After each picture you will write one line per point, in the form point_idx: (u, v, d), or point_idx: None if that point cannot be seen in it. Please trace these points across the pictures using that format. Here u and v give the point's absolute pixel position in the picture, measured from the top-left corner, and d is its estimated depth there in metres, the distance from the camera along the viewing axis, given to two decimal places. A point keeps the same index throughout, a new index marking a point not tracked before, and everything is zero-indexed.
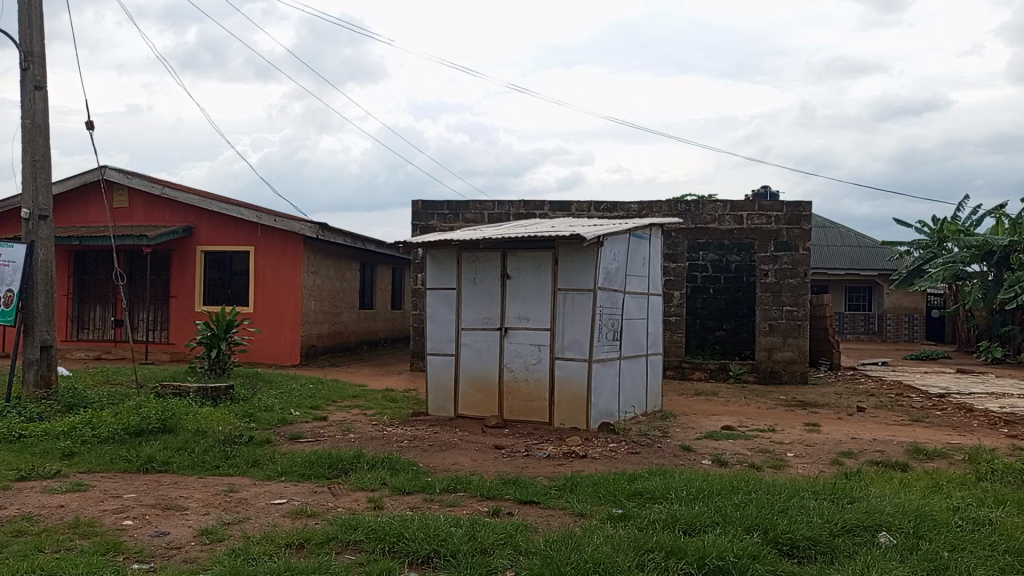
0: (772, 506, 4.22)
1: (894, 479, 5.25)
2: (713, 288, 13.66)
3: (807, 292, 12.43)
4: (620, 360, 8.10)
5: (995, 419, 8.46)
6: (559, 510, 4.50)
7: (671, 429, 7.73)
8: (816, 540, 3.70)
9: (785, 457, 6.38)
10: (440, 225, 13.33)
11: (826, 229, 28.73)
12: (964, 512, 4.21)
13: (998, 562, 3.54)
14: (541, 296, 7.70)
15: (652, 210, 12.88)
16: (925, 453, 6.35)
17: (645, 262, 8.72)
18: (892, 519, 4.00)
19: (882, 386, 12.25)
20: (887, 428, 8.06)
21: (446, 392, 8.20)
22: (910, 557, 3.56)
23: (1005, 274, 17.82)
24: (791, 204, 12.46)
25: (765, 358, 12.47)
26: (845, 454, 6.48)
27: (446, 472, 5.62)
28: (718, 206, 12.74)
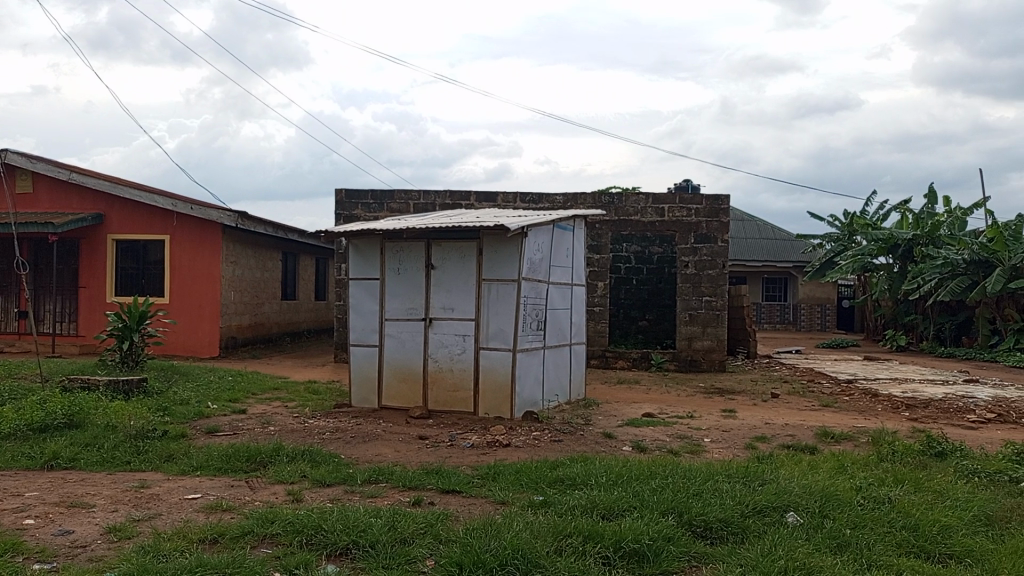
0: (688, 490, 4.34)
1: (803, 461, 5.48)
2: (636, 279, 13.92)
3: (725, 282, 12.79)
4: (544, 350, 8.18)
5: (897, 404, 8.91)
6: (481, 498, 4.53)
7: (593, 417, 7.86)
8: (728, 521, 3.83)
9: (702, 443, 6.57)
10: (364, 215, 13.16)
11: (745, 222, 29.62)
12: (865, 491, 4.43)
13: (896, 538, 3.74)
14: (465, 286, 7.69)
15: (577, 201, 13.03)
16: (832, 437, 6.64)
17: (569, 253, 8.82)
18: (799, 499, 4.17)
19: (795, 373, 12.74)
20: (798, 413, 8.39)
21: (370, 383, 8.11)
22: (815, 535, 3.73)
23: (908, 266, 18.75)
24: (710, 197, 12.80)
25: (685, 347, 12.79)
26: (758, 438, 6.72)
27: (369, 463, 5.57)
28: (640, 199, 12.99)
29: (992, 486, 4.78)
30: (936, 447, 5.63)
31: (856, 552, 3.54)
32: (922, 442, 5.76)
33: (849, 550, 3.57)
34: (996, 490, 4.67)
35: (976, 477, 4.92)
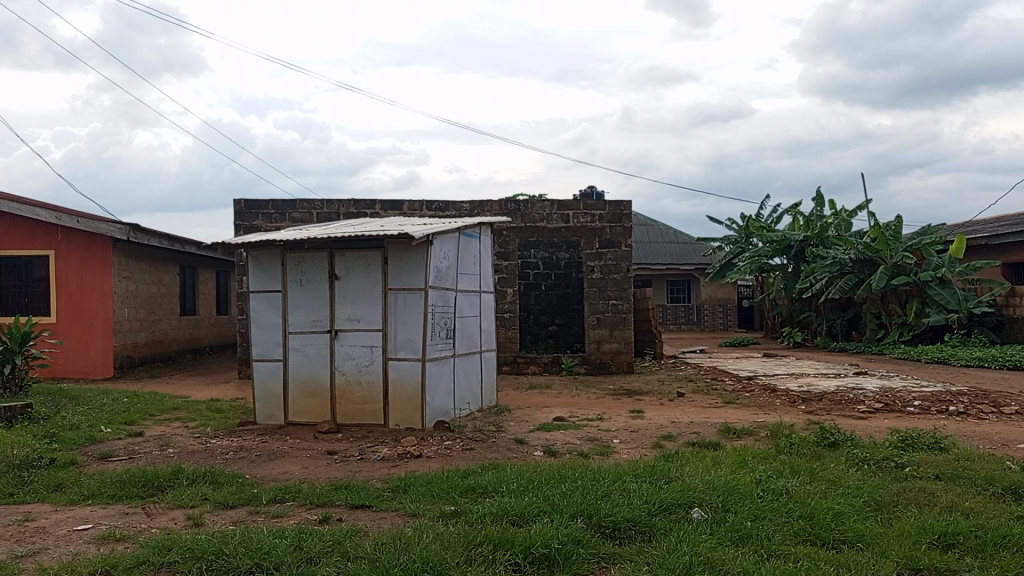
0: (597, 492, 4.41)
1: (706, 458, 5.66)
2: (544, 284, 14.08)
3: (629, 286, 13.08)
4: (454, 358, 8.15)
5: (794, 397, 9.33)
6: (392, 512, 4.46)
7: (505, 423, 7.87)
8: (635, 520, 3.91)
9: (611, 444, 6.70)
10: (266, 226, 12.80)
11: (649, 226, 30.44)
12: (764, 483, 4.61)
13: (794, 528, 3.89)
14: (371, 296, 7.58)
15: (484, 209, 13.08)
16: (734, 432, 6.88)
17: (476, 260, 8.82)
18: (703, 495, 4.30)
19: (699, 372, 13.14)
20: (702, 411, 8.66)
21: (275, 400, 7.88)
22: (718, 529, 3.85)
23: (801, 265, 19.67)
24: (612, 202, 13.08)
25: (594, 350, 13.00)
26: (665, 437, 6.90)
27: (275, 481, 5.39)
28: (546, 206, 13.15)
29: (880, 472, 5.05)
30: (829, 437, 5.92)
31: (756, 544, 3.66)
32: (816, 434, 6.05)
33: (750, 542, 3.69)
34: (883, 476, 4.94)
35: (865, 465, 5.19)
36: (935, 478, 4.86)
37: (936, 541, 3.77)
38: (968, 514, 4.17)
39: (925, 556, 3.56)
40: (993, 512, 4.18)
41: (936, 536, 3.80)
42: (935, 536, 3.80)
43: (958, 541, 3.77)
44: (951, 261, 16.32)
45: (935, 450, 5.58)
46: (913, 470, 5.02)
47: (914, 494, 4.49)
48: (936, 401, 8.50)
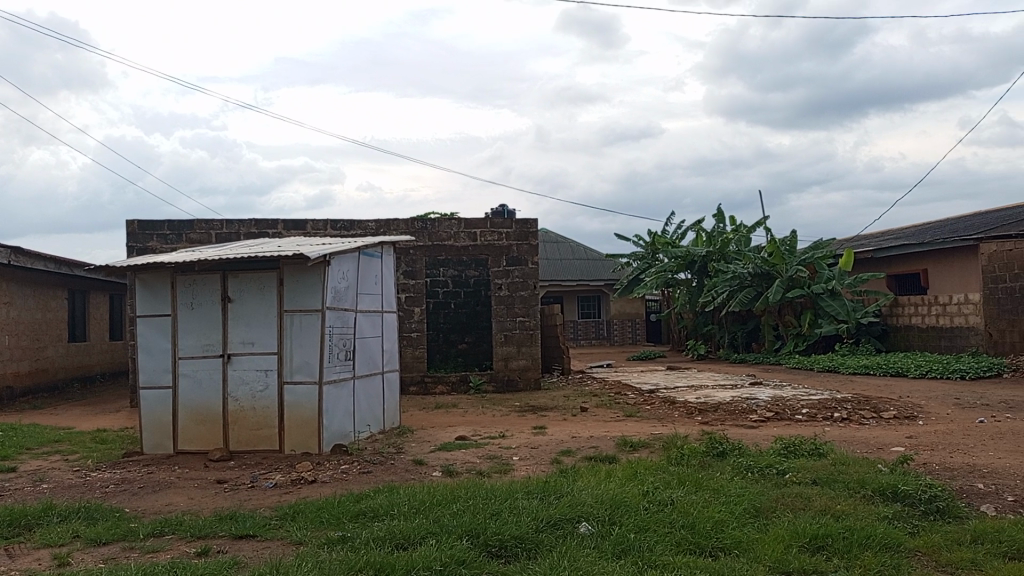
0: (487, 510, 4.41)
1: (601, 471, 5.74)
2: (453, 303, 14.02)
3: (536, 302, 13.19)
4: (354, 380, 8.02)
5: (691, 409, 9.59)
6: (276, 541, 4.33)
7: (406, 444, 7.78)
8: (522, 538, 3.92)
9: (510, 461, 6.72)
10: (160, 247, 12.33)
11: (559, 244, 30.88)
12: (651, 495, 4.70)
13: (675, 538, 3.99)
14: (265, 319, 7.39)
15: (389, 228, 12.99)
16: (631, 445, 7.02)
17: (377, 280, 8.72)
18: (591, 509, 4.35)
19: (604, 386, 13.37)
20: (602, 425, 8.80)
21: (164, 429, 7.56)
22: (602, 543, 3.91)
23: (704, 280, 20.33)
24: (519, 220, 13.21)
25: (502, 367, 13.03)
26: (564, 452, 6.97)
27: (156, 515, 5.15)
28: (453, 224, 13.16)
29: (762, 479, 5.24)
30: (717, 447, 6.10)
31: (637, 556, 3.74)
32: (706, 444, 6.22)
33: (632, 554, 3.76)
34: (764, 482, 5.13)
35: (749, 473, 5.37)
36: (812, 483, 5.07)
37: (806, 544, 3.93)
38: (839, 516, 4.37)
39: (795, 559, 3.72)
40: (862, 513, 4.40)
41: (807, 539, 3.96)
42: (807, 540, 3.96)
43: (828, 543, 3.94)
44: (840, 275, 17.17)
45: (815, 456, 5.82)
46: (793, 476, 5.23)
47: (791, 499, 4.68)
48: (823, 409, 8.90)
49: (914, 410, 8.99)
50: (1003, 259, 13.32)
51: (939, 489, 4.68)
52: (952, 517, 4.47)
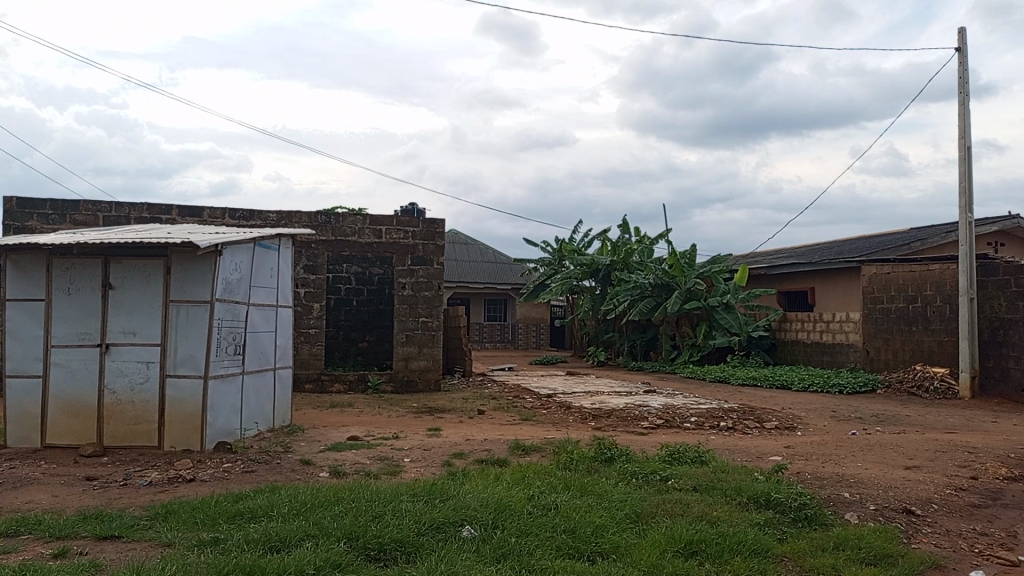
0: (370, 513, 4.33)
1: (490, 475, 5.74)
2: (355, 300, 13.74)
3: (440, 303, 13.11)
4: (244, 375, 7.75)
5: (585, 415, 9.75)
6: (144, 542, 4.12)
7: (294, 443, 7.56)
8: (402, 541, 3.87)
9: (401, 463, 6.63)
10: (40, 227, 11.58)
11: (468, 246, 30.88)
12: (536, 499, 4.73)
13: (556, 542, 4.02)
14: (149, 309, 7.05)
15: (291, 220, 12.65)
16: (523, 449, 7.06)
17: (273, 273, 8.45)
18: (475, 513, 4.34)
19: (503, 390, 13.41)
20: (497, 429, 8.82)
21: (31, 421, 7.10)
22: (483, 547, 3.90)
23: (608, 288, 20.72)
24: (426, 220, 13.12)
25: (402, 367, 12.89)
26: (455, 455, 6.94)
27: (12, 513, 4.81)
28: (358, 220, 12.94)
29: (646, 485, 5.36)
30: (606, 453, 6.20)
31: (516, 560, 3.75)
32: (596, 450, 6.32)
33: (511, 558, 3.77)
34: (647, 488, 5.25)
35: (634, 479, 5.48)
36: (692, 490, 5.22)
37: (681, 549, 4.04)
38: (714, 522, 4.51)
39: (668, 564, 3.82)
40: (735, 519, 4.56)
41: (682, 545, 4.07)
42: (682, 545, 4.08)
43: (701, 549, 4.07)
44: (735, 289, 17.83)
45: (697, 463, 6.01)
46: (675, 482, 5.37)
47: (671, 505, 4.80)
48: (711, 418, 9.21)
49: (795, 421, 9.43)
50: (882, 281, 14.15)
51: (808, 498, 4.90)
52: (819, 524, 4.70)
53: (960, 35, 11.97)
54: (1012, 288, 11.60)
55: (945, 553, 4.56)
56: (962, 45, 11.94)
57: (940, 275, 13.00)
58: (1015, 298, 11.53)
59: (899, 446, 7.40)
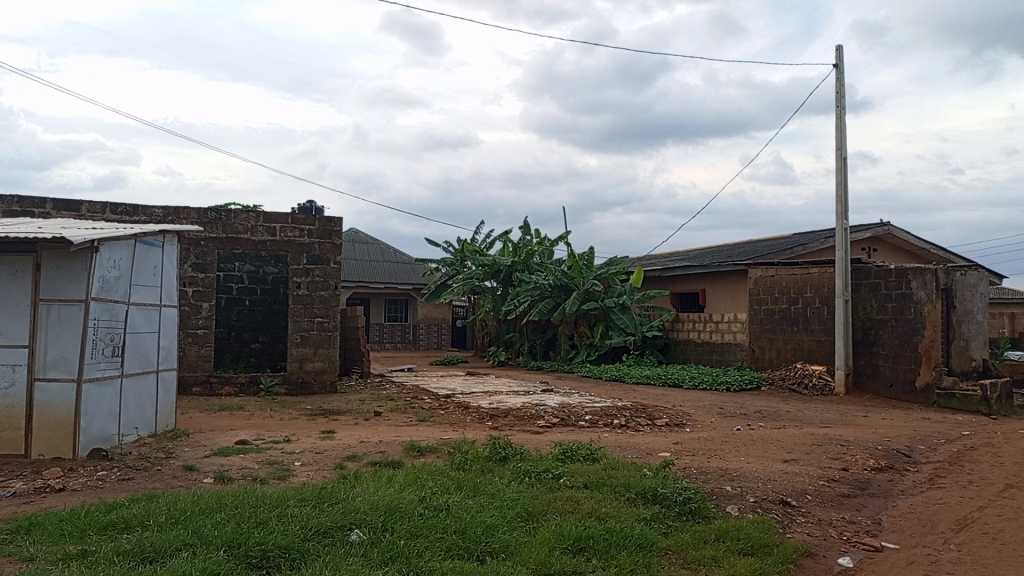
0: (252, 519, 4.18)
1: (383, 477, 5.66)
2: (248, 300, 13.26)
3: (336, 303, 12.84)
4: (122, 378, 7.35)
5: (482, 414, 9.77)
6: (3, 558, 3.82)
7: (177, 449, 7.22)
8: (287, 547, 3.75)
9: (291, 467, 6.44)
10: None
11: (368, 245, 30.39)
12: (427, 501, 4.69)
13: (445, 543, 4.00)
14: (16, 308, 6.60)
15: (179, 216, 12.10)
16: (418, 450, 7.00)
17: (157, 271, 8.06)
18: (364, 516, 4.26)
19: (400, 391, 13.26)
20: (393, 430, 8.71)
21: None
22: (371, 550, 3.83)
23: (508, 289, 20.84)
24: (323, 218, 12.82)
25: (296, 369, 12.54)
26: (348, 457, 6.80)
27: None
28: (250, 217, 12.52)
29: (538, 483, 5.41)
30: (500, 452, 6.22)
31: (404, 562, 3.71)
32: (490, 449, 6.32)
33: (399, 561, 3.72)
34: (539, 486, 5.30)
35: (527, 477, 5.53)
36: (583, 487, 5.30)
37: (570, 547, 4.10)
38: (603, 518, 4.60)
39: (556, 561, 3.88)
40: (624, 515, 4.66)
41: (571, 541, 4.13)
42: (570, 542, 4.13)
43: (589, 545, 4.14)
44: (631, 290, 18.28)
45: (589, 460, 6.12)
46: (566, 480, 5.45)
47: (562, 502, 4.86)
48: (605, 416, 9.41)
49: (684, 418, 9.75)
50: (767, 283, 14.84)
51: (692, 492, 5.07)
52: (702, 517, 4.87)
53: (837, 52, 12.70)
54: (881, 291, 12.36)
55: (816, 541, 4.81)
56: (839, 62, 12.67)
57: (819, 278, 13.71)
58: (884, 300, 12.29)
59: (779, 441, 7.77)
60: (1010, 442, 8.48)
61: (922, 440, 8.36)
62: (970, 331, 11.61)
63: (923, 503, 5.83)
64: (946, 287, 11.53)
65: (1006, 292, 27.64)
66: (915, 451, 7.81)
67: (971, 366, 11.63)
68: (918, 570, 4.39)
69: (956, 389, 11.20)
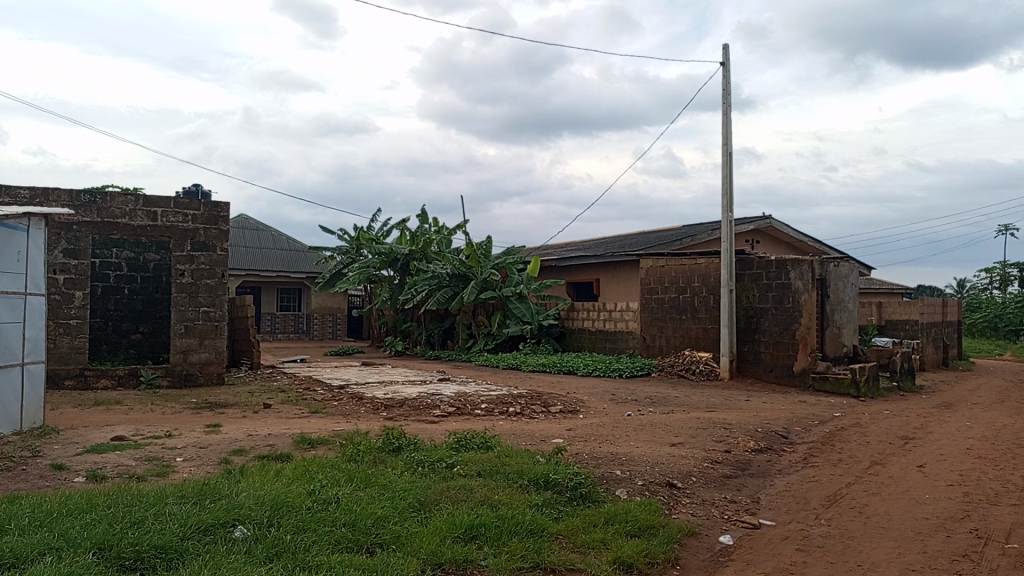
0: (126, 519, 3.95)
1: (271, 471, 5.47)
2: (127, 288, 12.48)
3: (224, 292, 12.34)
4: None
5: (377, 405, 9.63)
6: None
7: (46, 447, 6.75)
8: (163, 547, 3.57)
9: (172, 463, 6.14)
10: None
11: (260, 232, 29.39)
12: (316, 494, 4.56)
13: (333, 537, 3.90)
14: None
15: (47, 198, 11.31)
16: (309, 442, 6.82)
17: (21, 257, 7.49)
18: (249, 512, 4.10)
19: (292, 382, 12.90)
20: (284, 422, 8.45)
21: None
22: (255, 547, 3.70)
23: (405, 278, 20.60)
24: (208, 203, 12.26)
25: (180, 360, 11.98)
26: (234, 451, 6.55)
27: None
28: (128, 200, 11.83)
29: (431, 473, 5.36)
30: (394, 442, 6.13)
31: (291, 558, 3.61)
32: (383, 440, 6.23)
33: (285, 557, 3.61)
34: (433, 476, 5.26)
35: (420, 467, 5.48)
36: (477, 475, 5.30)
37: (461, 535, 4.09)
38: (495, 506, 4.62)
39: (448, 550, 3.86)
40: (516, 501, 4.69)
41: (462, 529, 4.12)
42: (462, 530, 4.12)
43: (481, 533, 4.14)
44: (528, 280, 18.42)
45: (483, 448, 6.13)
46: (460, 468, 5.43)
47: (455, 491, 4.85)
48: (500, 404, 9.45)
49: (578, 404, 9.93)
50: (658, 274, 15.29)
51: (583, 477, 5.16)
52: (592, 502, 4.97)
53: (724, 50, 13.18)
54: (763, 281, 12.96)
55: (699, 521, 5.00)
56: (725, 60, 13.15)
57: (706, 269, 14.22)
58: (766, 289, 12.88)
59: (667, 425, 8.03)
60: (875, 422, 9.09)
61: (798, 422, 8.83)
62: (842, 319, 12.33)
63: (798, 482, 6.17)
64: (821, 277, 12.18)
65: (873, 282, 29.60)
66: (792, 432, 8.24)
67: (842, 351, 12.38)
68: (791, 544, 4.64)
69: (829, 373, 11.90)
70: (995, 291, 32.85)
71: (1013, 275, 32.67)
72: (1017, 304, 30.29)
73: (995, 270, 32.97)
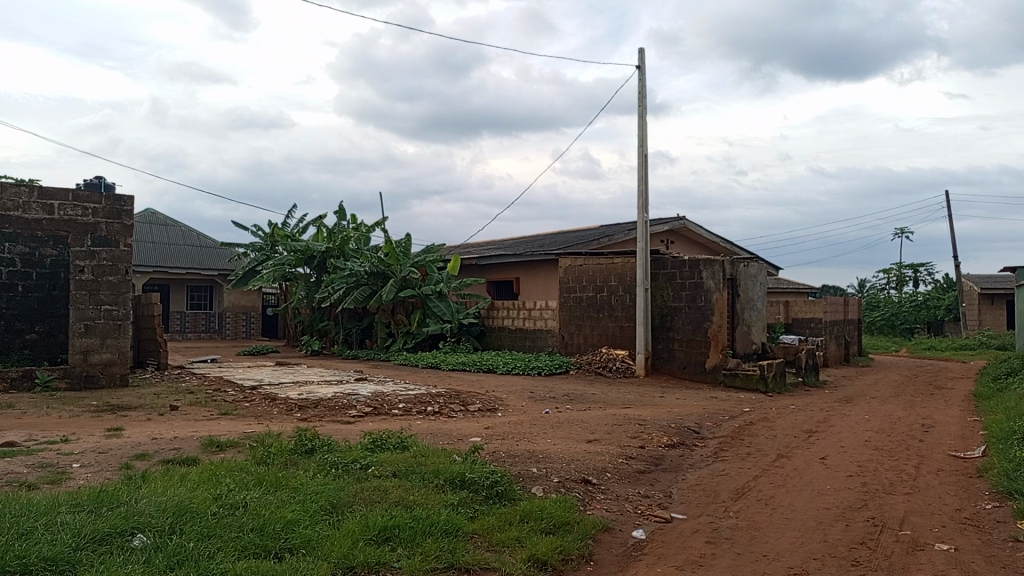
0: (13, 529, 3.70)
1: (175, 476, 5.22)
2: (20, 286, 11.20)
3: (128, 290, 11.86)
4: None
5: (290, 405, 9.40)
6: None
7: None
8: (54, 559, 3.36)
9: (68, 469, 5.82)
10: None
11: (167, 227, 28.31)
12: (222, 499, 4.38)
13: (238, 543, 3.76)
14: None
15: None
16: (217, 445, 6.57)
17: None
18: (149, 519, 3.91)
19: (202, 383, 12.41)
20: (192, 425, 8.15)
21: None
22: (154, 556, 3.53)
23: (322, 276, 20.14)
24: (110, 196, 11.68)
25: (80, 361, 11.39)
26: (137, 456, 6.25)
27: None
28: (22, 192, 11.09)
29: (345, 475, 5.25)
30: (306, 444, 5.96)
31: (193, 566, 3.46)
32: (296, 441, 6.05)
33: (186, 566, 3.46)
34: (347, 478, 5.15)
35: (334, 469, 5.35)
36: (392, 476, 5.22)
37: (374, 537, 4.02)
38: (409, 507, 4.55)
39: (360, 554, 3.78)
40: (431, 502, 4.63)
41: (376, 532, 4.05)
42: (375, 532, 4.05)
43: (394, 535, 4.07)
44: (448, 277, 18.29)
45: (400, 448, 6.05)
46: (375, 470, 5.33)
47: (369, 493, 4.75)
48: (418, 403, 9.36)
49: (497, 403, 9.90)
50: (576, 273, 15.47)
51: (499, 475, 5.15)
52: (508, 500, 4.97)
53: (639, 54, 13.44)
54: (677, 280, 13.25)
55: (613, 516, 5.06)
56: (642, 63, 13.41)
57: (621, 268, 14.46)
58: (679, 289, 13.18)
59: (583, 422, 8.11)
60: (781, 416, 9.45)
61: (709, 418, 9.08)
62: (751, 317, 12.73)
63: (708, 476, 6.33)
64: (731, 277, 12.52)
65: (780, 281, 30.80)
66: (703, 427, 8.46)
67: (752, 348, 12.80)
68: (701, 537, 4.75)
69: (740, 369, 12.26)
70: (892, 291, 34.65)
71: (908, 276, 34.54)
72: (911, 303, 32.05)
73: (892, 271, 34.77)
